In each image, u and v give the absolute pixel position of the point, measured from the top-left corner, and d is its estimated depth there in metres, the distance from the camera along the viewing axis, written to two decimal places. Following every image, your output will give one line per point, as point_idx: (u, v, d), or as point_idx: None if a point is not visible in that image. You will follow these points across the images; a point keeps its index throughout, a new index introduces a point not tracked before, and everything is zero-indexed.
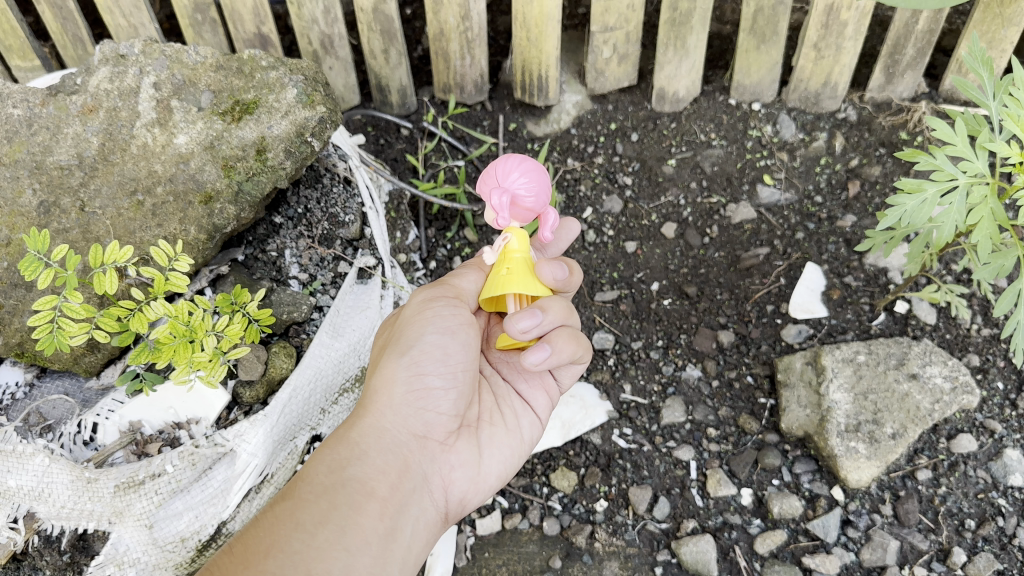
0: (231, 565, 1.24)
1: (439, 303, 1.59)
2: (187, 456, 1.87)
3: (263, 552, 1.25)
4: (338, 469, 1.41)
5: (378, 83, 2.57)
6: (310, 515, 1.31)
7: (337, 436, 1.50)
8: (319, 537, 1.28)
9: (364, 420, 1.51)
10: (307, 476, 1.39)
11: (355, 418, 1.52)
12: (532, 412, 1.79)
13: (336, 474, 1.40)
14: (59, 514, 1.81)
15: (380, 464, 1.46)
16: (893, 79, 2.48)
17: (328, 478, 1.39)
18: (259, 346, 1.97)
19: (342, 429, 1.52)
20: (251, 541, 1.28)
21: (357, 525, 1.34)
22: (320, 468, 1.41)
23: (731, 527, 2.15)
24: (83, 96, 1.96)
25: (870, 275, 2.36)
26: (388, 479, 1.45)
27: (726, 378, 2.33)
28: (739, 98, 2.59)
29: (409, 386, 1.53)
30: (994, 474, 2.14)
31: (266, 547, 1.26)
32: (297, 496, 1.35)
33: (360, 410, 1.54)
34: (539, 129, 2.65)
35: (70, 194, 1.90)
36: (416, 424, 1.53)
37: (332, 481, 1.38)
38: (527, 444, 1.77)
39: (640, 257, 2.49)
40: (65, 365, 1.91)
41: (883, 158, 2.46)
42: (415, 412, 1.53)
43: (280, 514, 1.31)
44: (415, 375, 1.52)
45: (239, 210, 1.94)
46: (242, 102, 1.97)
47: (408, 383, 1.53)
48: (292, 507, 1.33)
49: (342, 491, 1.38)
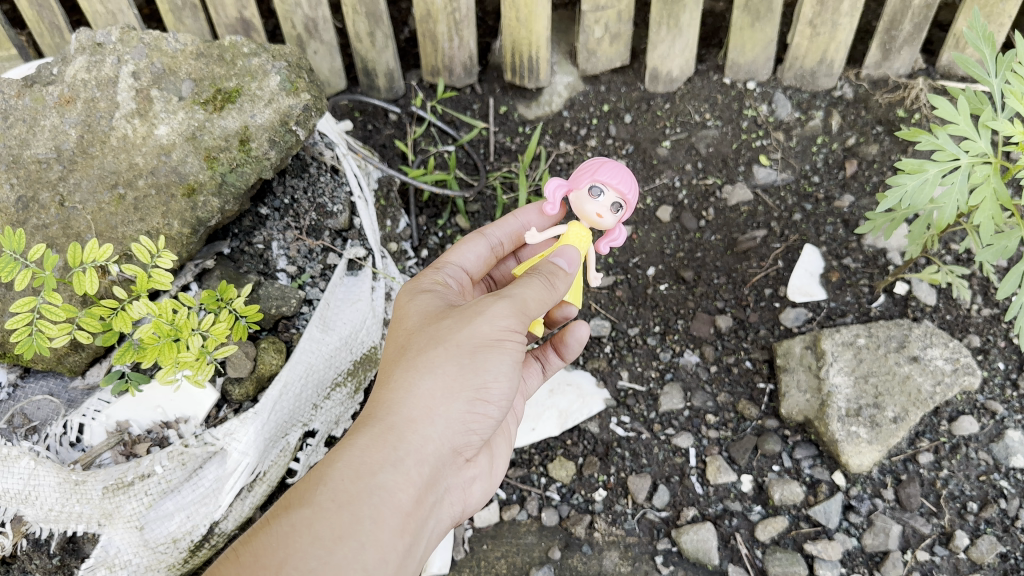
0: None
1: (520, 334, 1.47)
2: (177, 456, 1.82)
3: (275, 565, 1.24)
4: (368, 475, 1.37)
5: (364, 66, 2.50)
6: (327, 527, 1.29)
7: (373, 434, 1.41)
8: (335, 555, 1.27)
9: (408, 426, 1.42)
10: (327, 480, 1.35)
11: (397, 417, 1.42)
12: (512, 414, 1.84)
13: (363, 480, 1.36)
14: (47, 517, 1.77)
15: (413, 475, 1.40)
16: (890, 55, 2.43)
17: (351, 485, 1.35)
18: (248, 342, 1.93)
19: (378, 425, 1.42)
20: (263, 552, 1.26)
21: (376, 541, 1.32)
22: (344, 470, 1.36)
23: (732, 514, 2.13)
24: (60, 87, 1.90)
25: (869, 256, 2.32)
26: (416, 491, 1.41)
27: (725, 364, 2.29)
28: (733, 77, 2.54)
29: (469, 407, 1.46)
30: (995, 456, 2.11)
31: (278, 561, 1.24)
32: (314, 503, 1.32)
33: (403, 408, 1.43)
34: (531, 112, 2.59)
35: (49, 188, 1.85)
36: (457, 440, 1.47)
37: (357, 489, 1.35)
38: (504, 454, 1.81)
39: (635, 242, 2.44)
40: (48, 364, 1.86)
41: (881, 136, 2.41)
42: (459, 429, 1.47)
43: (296, 524, 1.29)
44: (480, 400, 1.46)
45: (224, 203, 1.88)
46: (224, 90, 1.91)
47: (466, 404, 1.45)
48: (310, 516, 1.30)
49: (367, 503, 1.34)
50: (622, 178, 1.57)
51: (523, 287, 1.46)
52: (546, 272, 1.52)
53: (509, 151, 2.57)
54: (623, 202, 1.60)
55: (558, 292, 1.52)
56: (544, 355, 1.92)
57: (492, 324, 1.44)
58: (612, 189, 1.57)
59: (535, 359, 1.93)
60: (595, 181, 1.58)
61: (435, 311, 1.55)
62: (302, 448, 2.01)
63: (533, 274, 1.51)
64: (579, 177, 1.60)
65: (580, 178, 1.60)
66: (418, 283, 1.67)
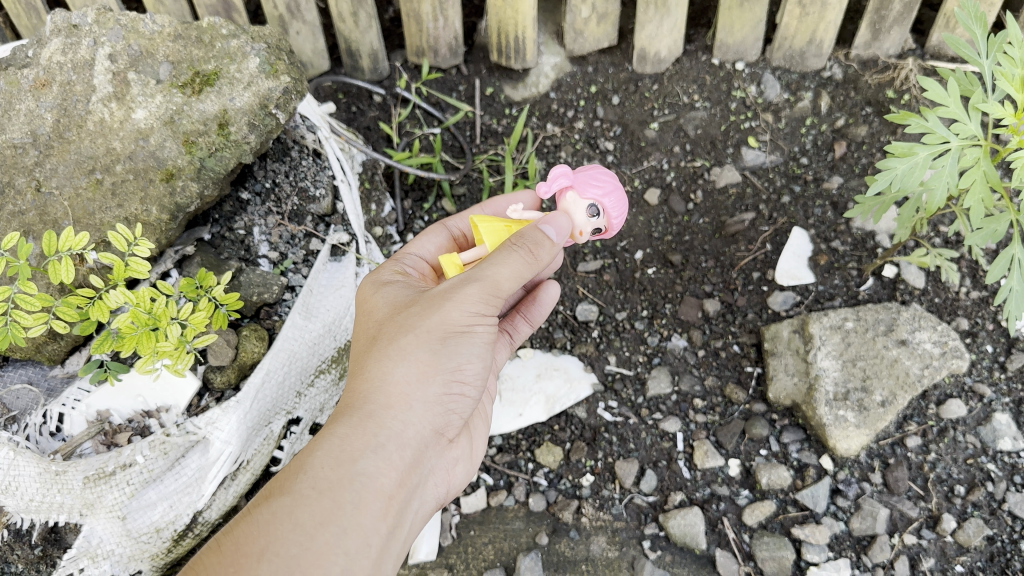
0: (219, 568, 1.22)
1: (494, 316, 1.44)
2: (159, 446, 1.81)
3: (257, 553, 1.23)
4: (348, 462, 1.35)
5: (348, 47, 2.46)
6: (309, 514, 1.28)
7: (351, 422, 1.38)
8: (317, 541, 1.26)
9: (386, 412, 1.40)
10: (307, 468, 1.33)
11: (373, 405, 1.41)
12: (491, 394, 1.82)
13: (344, 468, 1.34)
14: (28, 507, 1.75)
15: (393, 458, 1.39)
16: (879, 35, 2.40)
17: (332, 472, 1.34)
18: (229, 330, 1.90)
19: (353, 413, 1.40)
20: (242, 540, 1.25)
21: (360, 525, 1.31)
22: (324, 459, 1.35)
23: (719, 498, 2.13)
24: (36, 70, 1.88)
25: (858, 239, 2.30)
26: (397, 474, 1.39)
27: (712, 348, 2.28)
28: (722, 57, 2.50)
29: (445, 388, 1.44)
30: (983, 439, 2.11)
31: (260, 548, 1.23)
32: (295, 492, 1.31)
33: (378, 395, 1.41)
34: (517, 93, 2.56)
35: (25, 173, 1.82)
36: (436, 422, 1.46)
37: (337, 476, 1.33)
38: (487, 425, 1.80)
39: (623, 225, 2.42)
40: (26, 353, 1.82)
41: (870, 117, 2.39)
42: (437, 412, 1.45)
43: (277, 513, 1.28)
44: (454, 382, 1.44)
45: (203, 188, 1.85)
46: (202, 73, 1.87)
47: (441, 386, 1.44)
48: (290, 504, 1.29)
49: (348, 489, 1.33)
50: (621, 210, 1.59)
51: (496, 266, 1.39)
52: (529, 244, 1.42)
53: (495, 133, 2.54)
54: (603, 228, 1.61)
55: (540, 263, 1.44)
56: (513, 327, 1.91)
57: (461, 310, 1.40)
58: (606, 215, 1.58)
59: (504, 335, 1.91)
60: (600, 202, 1.57)
61: (402, 299, 1.53)
62: (287, 436, 1.98)
63: (511, 247, 1.42)
64: (585, 183, 1.57)
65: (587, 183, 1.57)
66: (380, 275, 1.64)
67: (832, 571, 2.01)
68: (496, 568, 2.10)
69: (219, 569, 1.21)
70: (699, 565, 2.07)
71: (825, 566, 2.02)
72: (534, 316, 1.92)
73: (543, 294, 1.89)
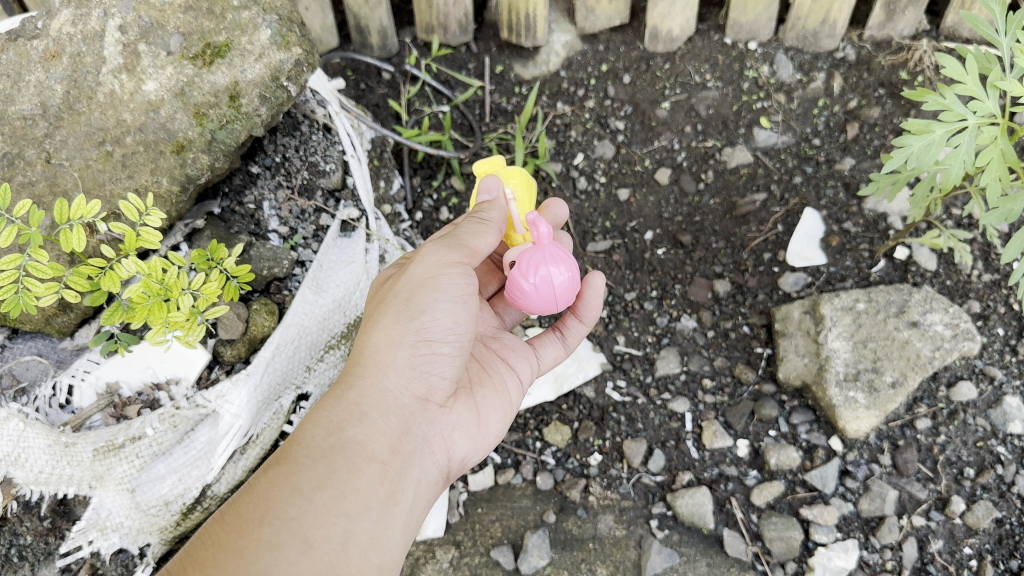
0: (224, 534, 1.21)
1: (456, 269, 1.47)
2: (168, 419, 1.82)
3: (258, 517, 1.22)
4: (337, 431, 1.37)
5: (357, 23, 2.44)
6: (307, 479, 1.28)
7: (335, 396, 1.43)
8: (316, 503, 1.26)
9: (364, 381, 1.44)
10: (301, 439, 1.35)
11: (353, 377, 1.45)
12: (519, 376, 1.79)
13: (334, 436, 1.36)
14: (37, 478, 1.76)
15: (379, 426, 1.41)
16: (894, 16, 2.37)
17: (325, 441, 1.36)
18: (239, 304, 1.88)
19: (338, 389, 1.45)
20: (245, 508, 1.24)
21: (356, 488, 1.31)
22: (316, 430, 1.37)
23: (727, 478, 2.13)
24: (45, 41, 1.84)
25: (870, 220, 2.28)
26: (387, 441, 1.41)
27: (722, 329, 2.27)
28: (735, 37, 2.47)
29: (415, 350, 1.45)
30: (993, 422, 2.10)
31: (261, 513, 1.23)
32: (291, 460, 1.31)
33: (357, 367, 1.46)
34: (528, 72, 2.54)
35: (35, 144, 1.81)
36: (418, 387, 1.47)
37: (329, 444, 1.35)
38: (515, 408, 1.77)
39: (633, 205, 2.41)
40: (37, 325, 1.83)
41: (884, 99, 2.37)
42: (418, 375, 1.47)
43: (277, 479, 1.28)
44: (423, 341, 1.45)
45: (213, 159, 1.85)
46: (213, 45, 1.84)
47: (413, 350, 1.45)
48: (287, 471, 1.29)
49: (341, 454, 1.34)
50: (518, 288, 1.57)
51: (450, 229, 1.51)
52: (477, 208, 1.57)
53: (505, 112, 2.52)
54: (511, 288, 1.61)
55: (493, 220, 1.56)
56: (563, 325, 1.84)
57: (423, 264, 1.48)
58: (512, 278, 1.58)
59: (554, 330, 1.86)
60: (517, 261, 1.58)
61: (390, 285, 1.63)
62: (296, 412, 1.98)
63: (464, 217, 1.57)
64: (520, 266, 1.56)
65: (526, 269, 1.56)
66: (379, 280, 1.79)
67: (840, 552, 2.01)
68: (504, 545, 2.08)
69: (223, 535, 1.21)
70: (707, 545, 2.07)
71: (833, 547, 2.02)
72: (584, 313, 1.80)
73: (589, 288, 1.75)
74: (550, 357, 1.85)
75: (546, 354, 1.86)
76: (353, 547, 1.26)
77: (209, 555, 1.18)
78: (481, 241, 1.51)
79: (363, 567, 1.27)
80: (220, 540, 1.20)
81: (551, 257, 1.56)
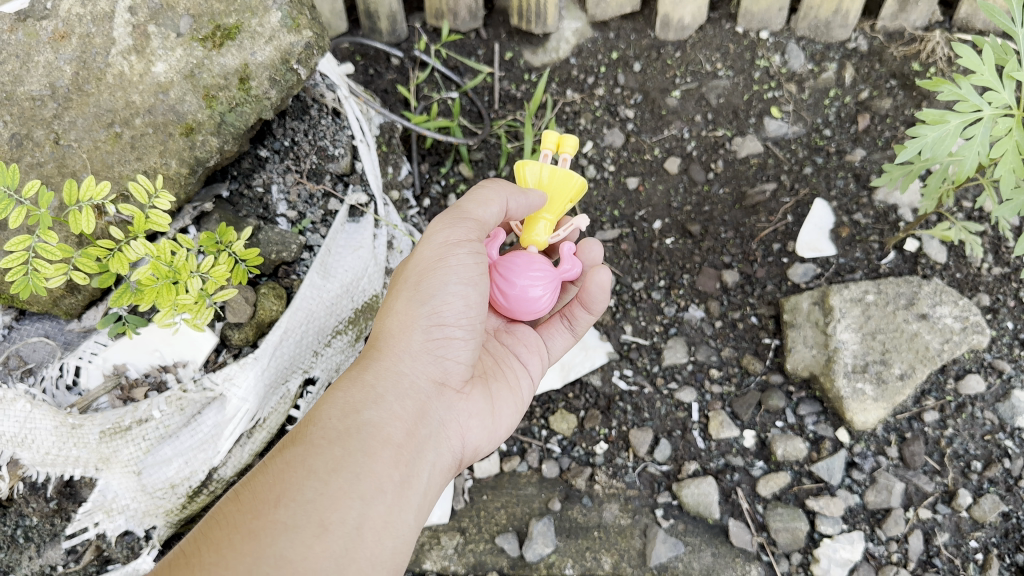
0: (236, 515, 1.20)
1: (464, 248, 1.47)
2: (175, 401, 1.81)
3: (273, 499, 1.21)
4: (353, 412, 1.38)
5: (366, 8, 2.41)
6: (322, 461, 1.27)
7: (351, 378, 1.44)
8: (331, 485, 1.25)
9: (381, 364, 1.46)
10: (318, 420, 1.35)
11: (369, 359, 1.48)
12: (529, 371, 1.81)
13: (350, 417, 1.36)
14: (44, 460, 1.76)
15: (396, 410, 1.42)
16: (907, 7, 2.33)
17: (341, 422, 1.35)
18: (248, 287, 1.88)
19: (354, 372, 1.47)
20: (260, 488, 1.24)
21: (372, 471, 1.31)
22: (332, 412, 1.37)
23: (733, 469, 2.13)
24: (54, 21, 1.81)
25: (880, 212, 2.27)
26: (403, 425, 1.41)
27: (730, 319, 2.26)
28: (746, 26, 2.43)
29: (428, 334, 1.48)
30: (1001, 415, 2.09)
31: (276, 495, 1.22)
32: (307, 441, 1.31)
33: (375, 351, 1.48)
34: (537, 59, 2.51)
35: (44, 125, 1.80)
36: (434, 372, 1.50)
37: (346, 426, 1.35)
38: (524, 401, 1.79)
39: (641, 194, 2.40)
40: (44, 307, 1.82)
41: (895, 90, 2.34)
42: (431, 359, 1.50)
43: (291, 461, 1.28)
44: (437, 324, 1.48)
45: (223, 142, 1.87)
46: (223, 26, 1.83)
47: (426, 332, 1.48)
48: (303, 452, 1.29)
49: (357, 437, 1.34)
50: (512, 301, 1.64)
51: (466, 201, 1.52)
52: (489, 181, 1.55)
53: (514, 99, 2.51)
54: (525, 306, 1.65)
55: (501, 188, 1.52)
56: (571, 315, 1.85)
57: (429, 245, 1.49)
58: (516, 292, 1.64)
59: (562, 319, 1.88)
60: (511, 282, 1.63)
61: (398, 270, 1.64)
62: (303, 396, 1.99)
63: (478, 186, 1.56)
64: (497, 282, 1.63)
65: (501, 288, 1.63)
66: None
67: (846, 544, 2.01)
68: (509, 532, 2.09)
69: (238, 515, 1.20)
70: (712, 535, 2.08)
71: (839, 538, 2.02)
72: (594, 306, 1.78)
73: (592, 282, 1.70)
74: (558, 348, 1.89)
75: (554, 343, 1.89)
76: (367, 530, 1.25)
77: (225, 534, 1.16)
78: (487, 211, 1.50)
79: (377, 551, 1.26)
80: (234, 521, 1.18)
81: (501, 273, 1.61)
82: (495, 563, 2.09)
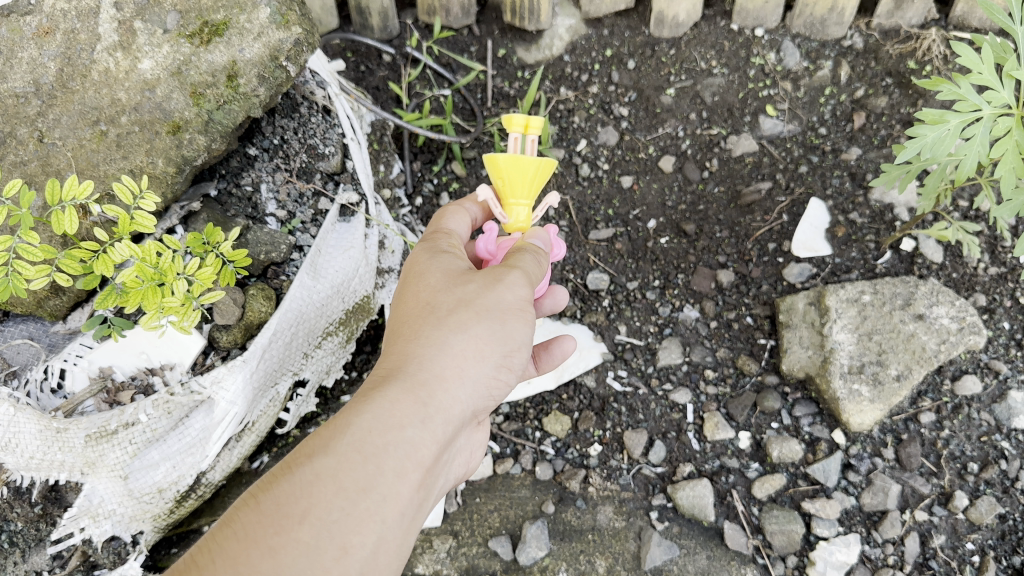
0: (255, 525, 1.10)
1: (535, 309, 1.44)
2: (162, 405, 1.77)
3: (298, 514, 1.12)
4: (397, 427, 1.25)
5: (356, 4, 2.37)
6: (354, 478, 1.18)
7: (402, 385, 1.30)
8: (360, 507, 1.16)
9: (437, 383, 1.33)
10: (354, 425, 1.23)
11: (425, 373, 1.33)
12: None
13: (392, 433, 1.24)
14: (28, 465, 1.71)
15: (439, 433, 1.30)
16: (902, 5, 2.30)
17: (380, 435, 1.23)
18: (235, 289, 1.85)
19: (402, 375, 1.32)
20: (283, 498, 1.13)
21: (399, 496, 1.21)
22: (374, 420, 1.24)
23: (728, 471, 2.11)
24: (38, 16, 1.77)
25: (876, 211, 2.25)
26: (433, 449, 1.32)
27: (725, 319, 2.25)
28: (741, 23, 2.39)
29: (491, 369, 1.39)
30: (997, 417, 2.08)
31: (301, 508, 1.13)
32: (339, 451, 1.19)
33: (432, 365, 1.33)
34: (530, 56, 2.47)
35: (28, 123, 1.76)
36: (477, 403, 1.41)
37: (386, 442, 1.23)
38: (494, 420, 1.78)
39: (636, 193, 2.38)
40: (28, 308, 1.79)
41: (891, 88, 2.31)
42: (480, 390, 1.40)
43: (321, 472, 1.16)
44: (497, 364, 1.40)
45: (210, 141, 1.84)
46: (210, 23, 1.79)
47: (490, 366, 1.39)
48: (336, 465, 1.18)
49: (394, 455, 1.23)
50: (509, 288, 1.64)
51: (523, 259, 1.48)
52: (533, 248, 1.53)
53: (507, 96, 2.48)
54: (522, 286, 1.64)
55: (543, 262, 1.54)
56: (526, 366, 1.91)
57: (514, 290, 1.40)
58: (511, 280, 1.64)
59: None
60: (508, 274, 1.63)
61: (464, 273, 1.45)
62: (293, 398, 2.00)
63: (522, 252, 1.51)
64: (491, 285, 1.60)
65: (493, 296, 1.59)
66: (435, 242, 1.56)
67: (841, 546, 1.99)
68: (502, 535, 2.07)
69: (254, 524, 1.10)
70: (707, 538, 2.05)
71: (835, 541, 2.00)
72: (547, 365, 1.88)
73: (558, 347, 1.82)
74: None
75: None
76: (380, 554, 1.18)
77: (242, 549, 1.07)
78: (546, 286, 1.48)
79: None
80: (251, 532, 1.09)
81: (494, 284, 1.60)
82: (487, 566, 2.04)
